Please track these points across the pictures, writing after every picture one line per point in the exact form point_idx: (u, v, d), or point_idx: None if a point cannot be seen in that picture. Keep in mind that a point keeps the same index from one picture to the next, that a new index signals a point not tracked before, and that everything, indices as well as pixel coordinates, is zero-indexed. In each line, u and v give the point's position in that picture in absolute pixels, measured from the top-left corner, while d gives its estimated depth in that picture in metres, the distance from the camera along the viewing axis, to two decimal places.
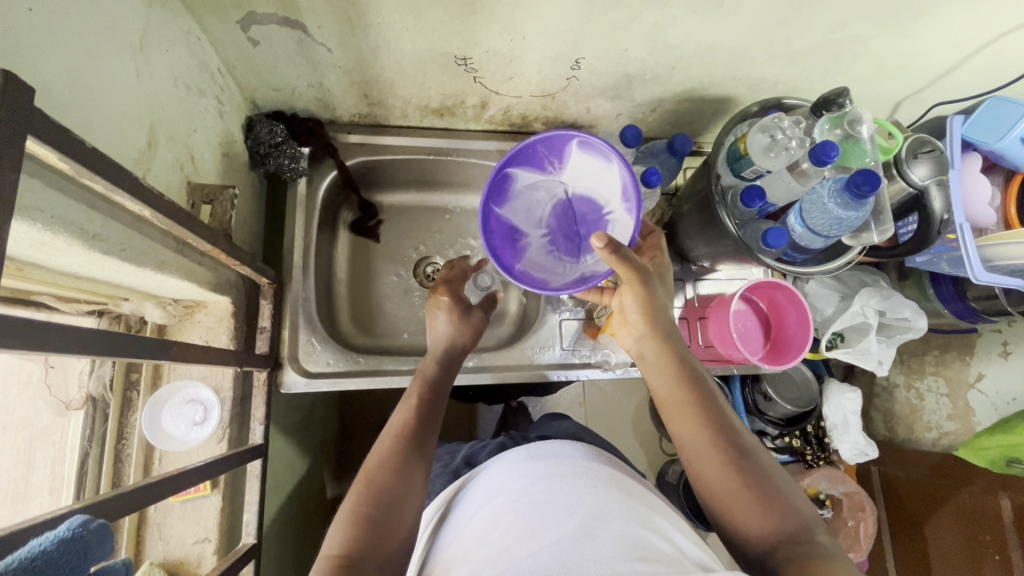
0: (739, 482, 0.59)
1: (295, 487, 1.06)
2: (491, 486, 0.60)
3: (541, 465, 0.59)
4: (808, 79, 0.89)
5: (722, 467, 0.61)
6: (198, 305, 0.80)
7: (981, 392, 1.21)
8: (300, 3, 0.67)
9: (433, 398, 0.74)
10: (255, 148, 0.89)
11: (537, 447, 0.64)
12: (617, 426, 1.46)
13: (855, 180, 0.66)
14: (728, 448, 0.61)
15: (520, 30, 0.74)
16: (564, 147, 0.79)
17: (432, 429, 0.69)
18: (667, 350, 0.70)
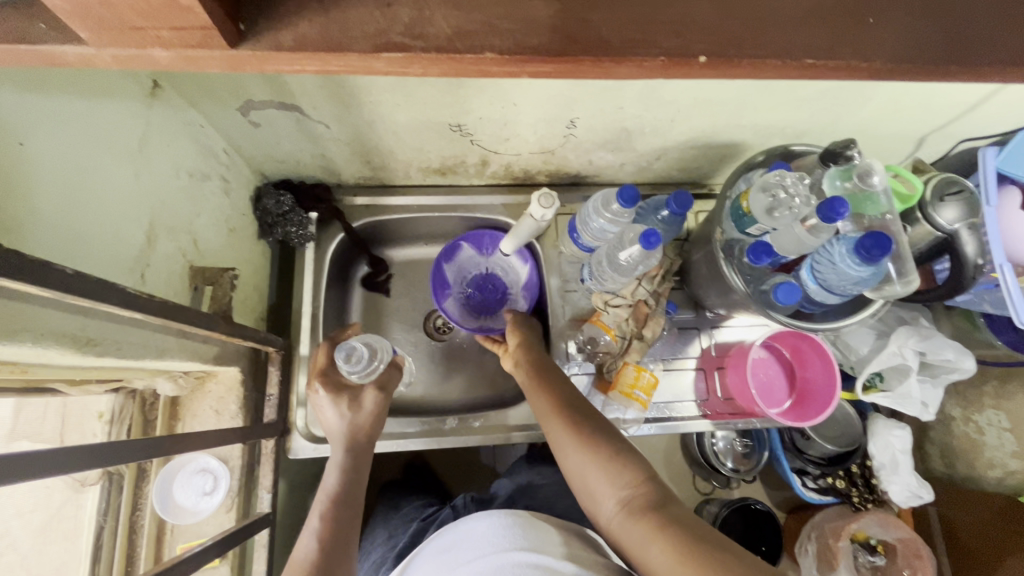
0: (585, 461, 0.68)
1: None
2: (422, 570, 0.67)
3: (455, 550, 0.66)
4: (818, 123, 0.85)
5: (569, 448, 0.70)
6: (209, 376, 0.82)
7: None
8: (293, 89, 0.69)
9: (339, 518, 0.71)
10: (263, 218, 0.93)
11: (449, 536, 0.69)
12: None
13: (865, 243, 0.63)
14: (570, 429, 0.71)
15: (510, 98, 0.74)
16: (503, 243, 1.05)
17: (346, 541, 0.69)
18: (535, 361, 0.82)
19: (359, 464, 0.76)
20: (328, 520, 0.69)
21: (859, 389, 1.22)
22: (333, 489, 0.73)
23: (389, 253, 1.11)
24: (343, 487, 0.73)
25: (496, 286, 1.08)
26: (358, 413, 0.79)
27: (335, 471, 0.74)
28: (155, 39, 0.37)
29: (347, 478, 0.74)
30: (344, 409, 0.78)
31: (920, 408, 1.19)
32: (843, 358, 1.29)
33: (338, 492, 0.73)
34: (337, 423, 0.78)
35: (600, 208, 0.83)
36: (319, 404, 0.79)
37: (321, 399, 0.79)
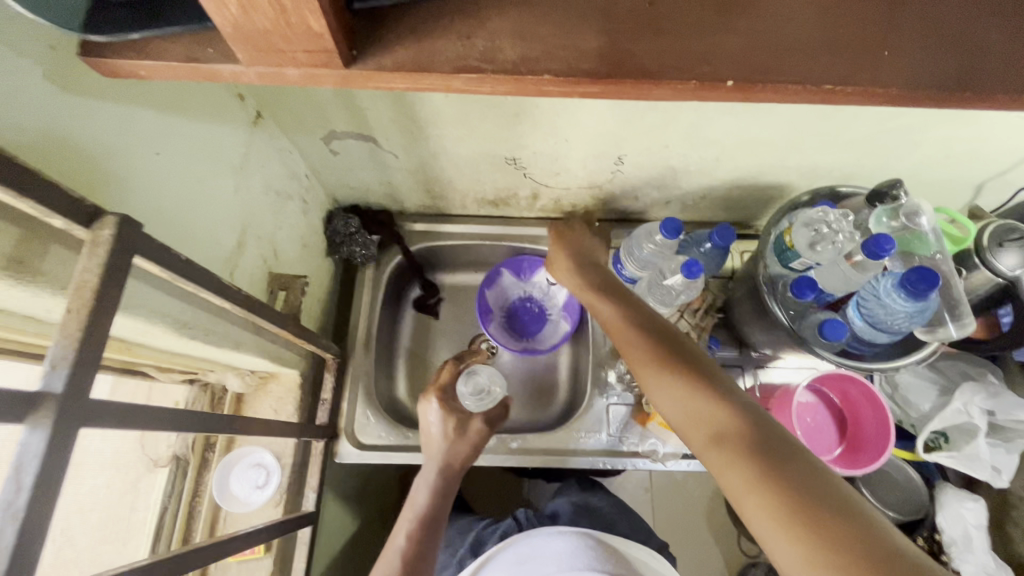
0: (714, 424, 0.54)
1: (348, 555, 1.09)
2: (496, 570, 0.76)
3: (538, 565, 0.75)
4: (865, 166, 0.87)
5: (689, 404, 0.57)
6: (272, 377, 0.90)
7: None
8: (371, 122, 0.79)
9: (423, 533, 0.79)
10: (332, 237, 1.02)
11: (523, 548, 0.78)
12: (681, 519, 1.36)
13: (910, 278, 0.62)
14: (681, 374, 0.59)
15: (563, 135, 0.81)
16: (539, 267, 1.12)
17: (426, 557, 0.77)
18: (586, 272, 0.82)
19: (447, 489, 0.84)
20: (411, 537, 0.78)
21: (919, 448, 1.15)
22: (422, 508, 0.82)
23: (441, 277, 1.18)
24: (429, 509, 0.82)
25: (535, 306, 1.14)
26: (454, 449, 0.86)
27: (426, 490, 0.84)
28: (286, 61, 0.39)
29: (435, 500, 0.83)
30: (444, 442, 0.86)
31: (990, 473, 1.10)
32: (902, 414, 1.22)
33: (423, 514, 0.81)
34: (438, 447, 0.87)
35: (643, 238, 0.87)
36: (428, 420, 0.89)
37: (432, 419, 0.88)
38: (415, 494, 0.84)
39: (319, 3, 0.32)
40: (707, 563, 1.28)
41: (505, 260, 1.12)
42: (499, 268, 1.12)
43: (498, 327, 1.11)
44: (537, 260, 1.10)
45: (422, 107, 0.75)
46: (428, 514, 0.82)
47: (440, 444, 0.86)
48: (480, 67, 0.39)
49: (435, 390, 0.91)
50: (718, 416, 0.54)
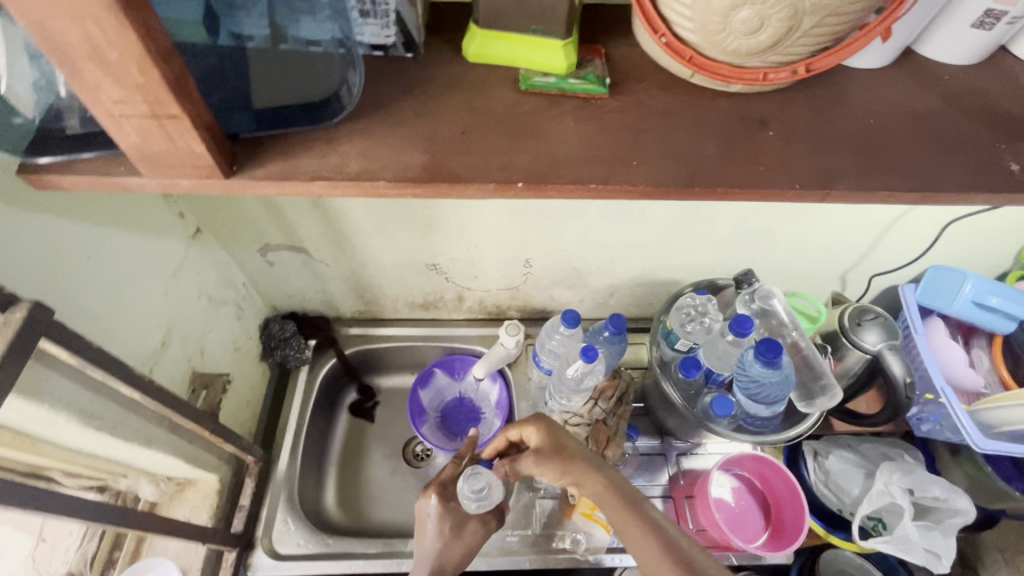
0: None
1: None
2: None
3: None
4: (738, 263, 1.01)
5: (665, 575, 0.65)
6: (189, 483, 0.89)
7: None
8: (301, 235, 0.90)
9: None
10: (267, 341, 1.08)
11: None
12: None
13: (760, 349, 0.72)
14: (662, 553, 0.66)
15: (472, 242, 0.93)
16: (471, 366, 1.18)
17: None
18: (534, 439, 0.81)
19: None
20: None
21: (857, 535, 1.14)
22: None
23: (378, 381, 1.23)
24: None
25: (470, 406, 1.19)
26: (448, 551, 0.78)
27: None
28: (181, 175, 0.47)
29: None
30: (438, 544, 0.78)
31: (927, 557, 1.11)
32: (840, 502, 1.22)
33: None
34: (432, 551, 0.78)
35: (551, 329, 0.95)
36: (424, 519, 0.82)
37: (428, 515, 0.82)
38: None
39: (200, 134, 0.43)
40: None
41: (439, 360, 1.18)
42: (432, 368, 1.17)
43: (431, 426, 1.14)
44: (467, 359, 1.16)
45: (345, 220, 0.87)
46: None
47: (434, 545, 0.78)
48: (331, 176, 0.48)
49: (436, 488, 0.84)
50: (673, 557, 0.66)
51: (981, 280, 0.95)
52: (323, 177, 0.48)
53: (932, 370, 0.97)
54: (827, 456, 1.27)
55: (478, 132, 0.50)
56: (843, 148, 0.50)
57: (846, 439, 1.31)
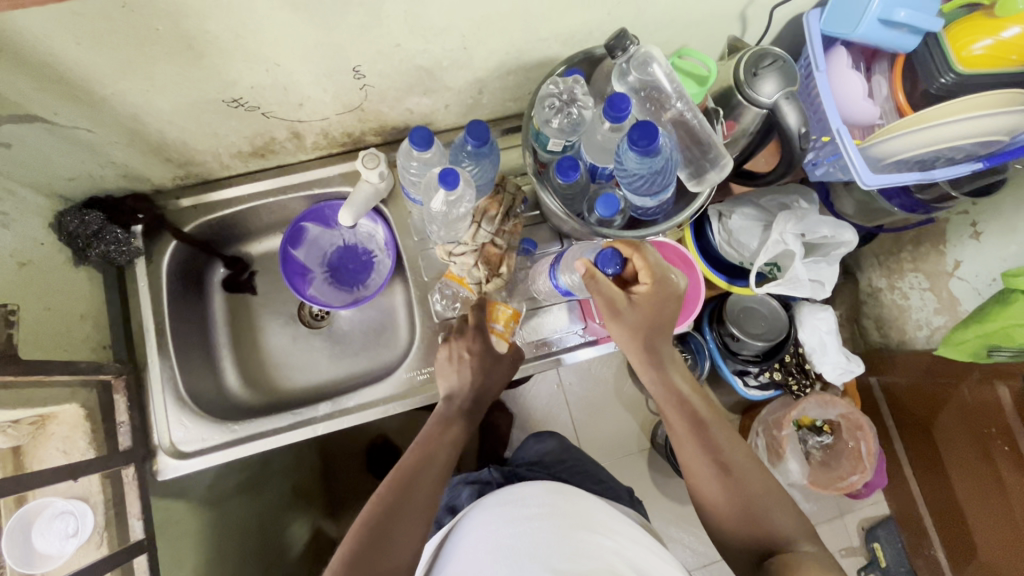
0: (699, 451, 0.72)
1: (253, 548, 1.07)
2: (479, 517, 0.76)
3: (509, 508, 0.74)
4: (619, 21, 0.81)
5: (684, 434, 0.73)
6: (46, 418, 0.76)
7: (962, 279, 1.24)
8: (13, 98, 0.63)
9: (444, 445, 0.80)
10: (72, 242, 0.85)
11: (503, 493, 0.78)
12: (601, 400, 1.55)
13: (633, 137, 0.60)
14: (685, 422, 0.74)
15: (267, 58, 0.69)
16: None
17: (433, 476, 0.76)
18: (647, 310, 0.74)
19: (472, 420, 0.86)
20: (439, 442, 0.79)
21: (754, 284, 1.21)
22: (455, 426, 0.83)
23: (247, 249, 1.07)
24: (459, 425, 0.84)
25: (356, 254, 1.08)
26: (490, 378, 0.89)
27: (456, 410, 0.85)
28: None
29: (463, 422, 0.84)
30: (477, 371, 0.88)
31: (812, 288, 1.21)
32: (739, 257, 1.27)
33: (455, 427, 0.83)
34: (471, 378, 0.87)
35: (406, 155, 0.78)
36: (462, 358, 0.87)
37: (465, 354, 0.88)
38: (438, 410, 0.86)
39: None
40: (627, 436, 1.54)
41: (305, 213, 1.01)
42: (301, 224, 1.01)
43: (321, 284, 1.05)
44: (337, 205, 1.00)
45: (62, 63, 0.60)
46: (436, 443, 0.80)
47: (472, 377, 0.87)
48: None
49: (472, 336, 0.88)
50: (693, 450, 0.72)
51: None
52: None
53: (829, 111, 0.89)
54: (730, 217, 1.27)
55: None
56: None
57: (746, 195, 1.30)
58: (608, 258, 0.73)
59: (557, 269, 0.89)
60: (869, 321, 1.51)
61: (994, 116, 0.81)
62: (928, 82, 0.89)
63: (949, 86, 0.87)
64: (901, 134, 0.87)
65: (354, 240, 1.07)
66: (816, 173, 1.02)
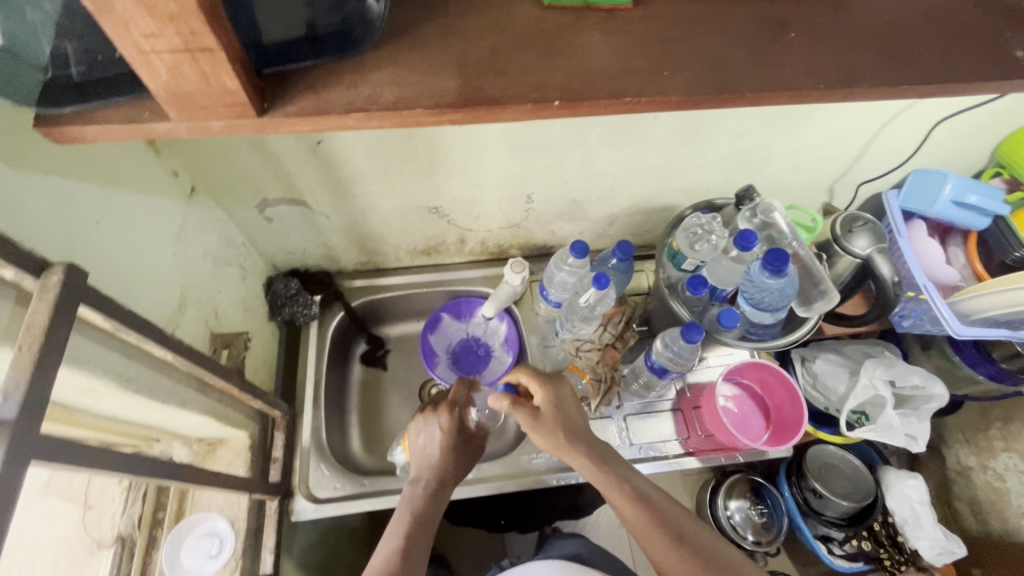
0: (658, 530, 0.73)
1: None
2: None
3: None
4: (734, 182, 1.03)
5: (640, 518, 0.75)
6: (220, 442, 0.90)
7: None
8: (300, 186, 0.88)
9: (414, 532, 0.79)
10: (273, 300, 1.06)
11: None
12: None
13: (767, 259, 0.75)
14: (639, 510, 0.75)
15: (474, 180, 0.93)
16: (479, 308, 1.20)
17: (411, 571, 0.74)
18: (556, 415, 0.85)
19: (439, 500, 0.86)
20: (407, 536, 0.78)
21: (843, 427, 1.24)
22: (415, 510, 0.83)
23: (386, 330, 1.24)
24: (423, 511, 0.83)
25: (478, 345, 1.21)
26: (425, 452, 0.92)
27: (422, 494, 0.85)
28: (213, 116, 0.39)
29: (428, 504, 0.84)
30: (435, 454, 0.91)
31: (906, 440, 1.22)
32: (825, 400, 1.33)
33: (420, 516, 0.82)
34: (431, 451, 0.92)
35: (560, 261, 0.95)
36: (433, 432, 0.94)
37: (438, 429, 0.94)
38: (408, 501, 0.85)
39: (235, 66, 0.35)
40: None
41: (445, 305, 1.20)
42: (439, 314, 1.19)
43: (443, 368, 1.17)
44: (474, 301, 1.19)
45: (345, 167, 0.85)
46: (409, 536, 0.78)
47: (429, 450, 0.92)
48: (367, 108, 0.41)
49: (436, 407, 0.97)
50: (645, 529, 0.74)
51: (960, 179, 1.00)
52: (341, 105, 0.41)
53: (915, 269, 1.04)
54: (814, 360, 1.37)
55: (509, 50, 0.44)
56: (866, 46, 0.48)
57: (831, 343, 1.40)
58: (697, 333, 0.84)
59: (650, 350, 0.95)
60: (962, 505, 1.45)
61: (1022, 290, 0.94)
62: (1004, 254, 1.03)
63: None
64: (957, 300, 1.04)
65: (476, 334, 1.21)
66: (902, 323, 1.13)
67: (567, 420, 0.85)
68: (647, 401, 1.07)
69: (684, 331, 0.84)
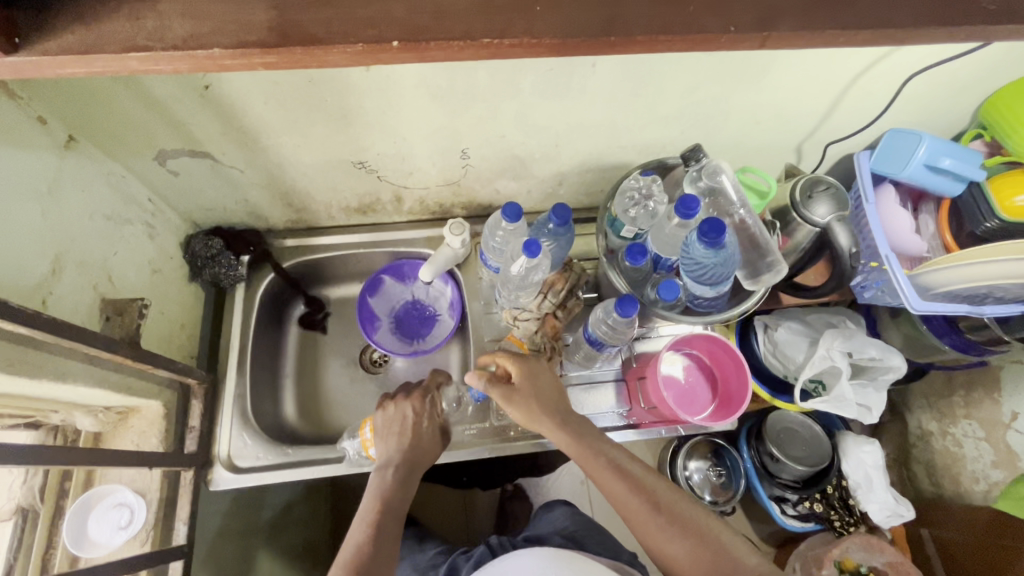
0: (649, 511, 0.74)
1: None
2: None
3: None
4: (690, 139, 0.94)
5: (631, 499, 0.76)
6: (131, 411, 0.86)
7: (1018, 431, 1.19)
8: (199, 137, 0.79)
9: (384, 519, 0.75)
10: (193, 260, 0.99)
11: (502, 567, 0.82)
12: None
13: (702, 229, 0.69)
14: (631, 488, 0.76)
15: (398, 133, 0.84)
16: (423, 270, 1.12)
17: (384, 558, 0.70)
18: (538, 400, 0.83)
19: (409, 484, 0.81)
20: (377, 522, 0.74)
21: (798, 397, 1.21)
22: (384, 495, 0.78)
23: (325, 292, 1.18)
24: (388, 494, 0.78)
25: (422, 307, 1.16)
26: (388, 437, 0.87)
27: (390, 479, 0.81)
28: None
29: (397, 489, 0.80)
30: (401, 437, 0.86)
31: (860, 411, 1.20)
32: (784, 369, 1.29)
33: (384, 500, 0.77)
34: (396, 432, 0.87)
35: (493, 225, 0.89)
36: (401, 416, 0.89)
37: (407, 414, 0.89)
38: (373, 488, 0.80)
39: None
40: None
41: (385, 266, 1.12)
42: (380, 276, 1.12)
43: (384, 332, 1.13)
44: (415, 263, 1.11)
45: (245, 115, 0.76)
46: (382, 522, 0.74)
47: (396, 436, 0.86)
48: (150, 48, 0.35)
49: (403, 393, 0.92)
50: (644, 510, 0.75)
51: (935, 141, 0.91)
52: (132, 47, 0.35)
53: (878, 239, 0.97)
54: (775, 329, 1.32)
55: None
56: None
57: (794, 311, 1.35)
58: (630, 307, 0.78)
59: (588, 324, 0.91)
60: (920, 467, 1.46)
61: (1000, 263, 0.87)
62: (974, 225, 0.97)
63: (995, 230, 0.94)
64: (922, 271, 0.97)
65: (420, 295, 1.16)
66: (863, 295, 1.08)
67: (552, 404, 0.83)
68: (591, 372, 1.04)
69: (616, 305, 0.79)
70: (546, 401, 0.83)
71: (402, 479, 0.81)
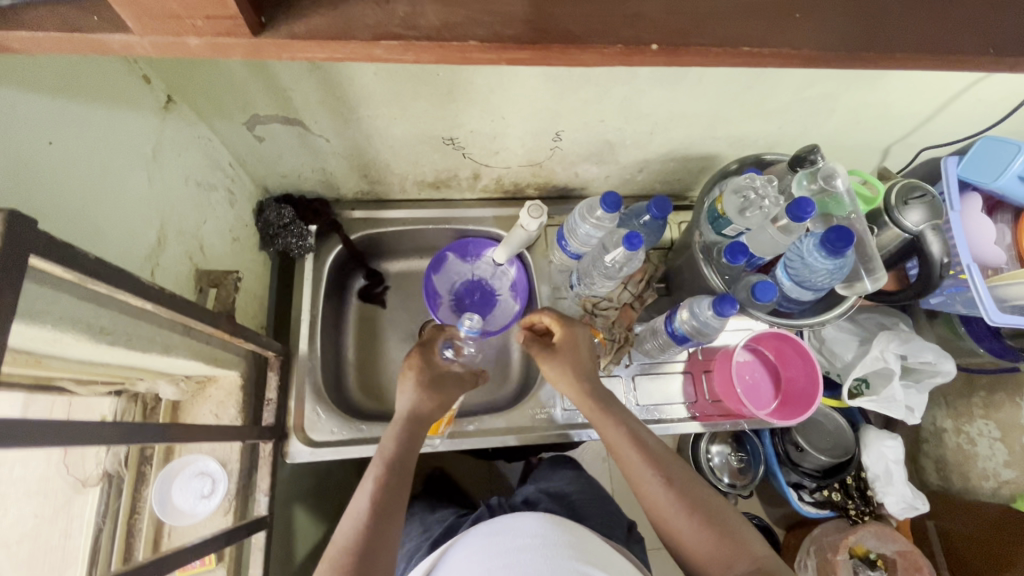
0: (646, 469, 0.76)
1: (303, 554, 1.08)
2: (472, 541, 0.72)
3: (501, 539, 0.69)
4: (787, 134, 0.91)
5: (630, 454, 0.78)
6: (210, 380, 0.85)
7: None
8: (297, 104, 0.75)
9: (387, 483, 0.73)
10: (264, 228, 0.96)
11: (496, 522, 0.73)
12: None
13: (829, 237, 0.68)
14: (630, 446, 0.78)
15: (499, 112, 0.80)
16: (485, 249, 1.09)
17: (383, 531, 0.69)
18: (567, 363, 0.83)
19: (414, 442, 0.78)
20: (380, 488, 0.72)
21: (846, 396, 1.24)
22: (389, 456, 0.75)
23: (386, 265, 1.16)
24: (397, 453, 0.76)
25: (482, 286, 1.10)
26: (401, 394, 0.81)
27: (392, 439, 0.77)
28: None
29: (402, 447, 0.77)
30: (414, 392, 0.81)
31: (905, 411, 1.22)
32: (829, 365, 1.31)
33: (393, 459, 0.75)
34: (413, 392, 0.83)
35: (585, 213, 0.87)
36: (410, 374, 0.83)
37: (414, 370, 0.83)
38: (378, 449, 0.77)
39: None
40: None
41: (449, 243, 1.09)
42: (443, 253, 1.09)
43: (444, 310, 1.06)
44: (482, 242, 1.09)
45: (350, 85, 0.72)
46: (387, 489, 0.72)
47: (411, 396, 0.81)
48: None
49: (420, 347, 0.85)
50: (643, 470, 0.77)
51: None
52: None
53: (961, 247, 0.96)
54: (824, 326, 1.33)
55: None
56: None
57: None
58: (730, 307, 0.78)
59: (673, 315, 0.89)
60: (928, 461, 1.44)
61: None
62: None
63: None
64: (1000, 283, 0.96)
65: (480, 273, 1.10)
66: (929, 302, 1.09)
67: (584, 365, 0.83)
68: (659, 362, 1.04)
69: (715, 301, 0.78)
70: (579, 362, 0.84)
71: (410, 438, 0.78)
